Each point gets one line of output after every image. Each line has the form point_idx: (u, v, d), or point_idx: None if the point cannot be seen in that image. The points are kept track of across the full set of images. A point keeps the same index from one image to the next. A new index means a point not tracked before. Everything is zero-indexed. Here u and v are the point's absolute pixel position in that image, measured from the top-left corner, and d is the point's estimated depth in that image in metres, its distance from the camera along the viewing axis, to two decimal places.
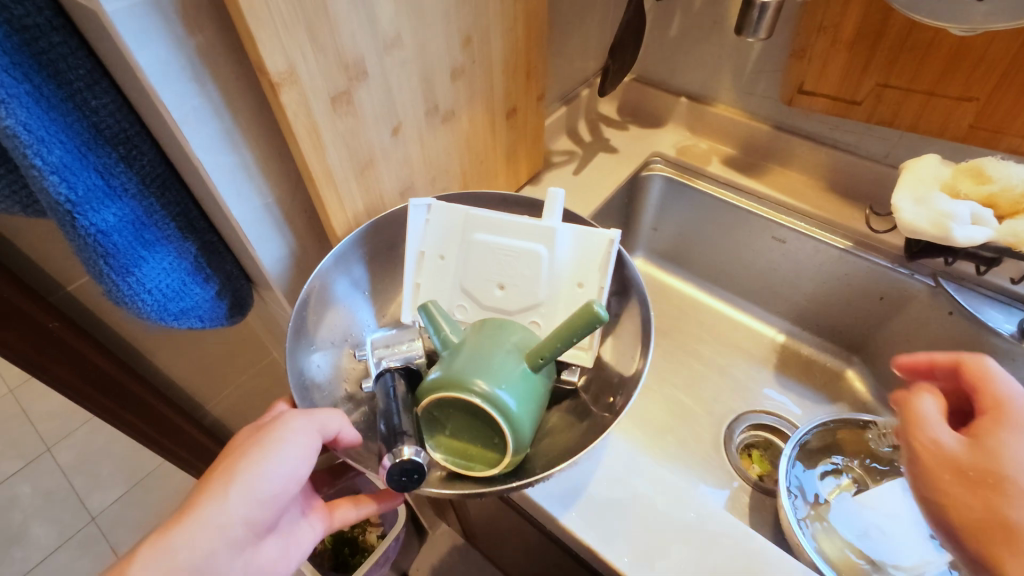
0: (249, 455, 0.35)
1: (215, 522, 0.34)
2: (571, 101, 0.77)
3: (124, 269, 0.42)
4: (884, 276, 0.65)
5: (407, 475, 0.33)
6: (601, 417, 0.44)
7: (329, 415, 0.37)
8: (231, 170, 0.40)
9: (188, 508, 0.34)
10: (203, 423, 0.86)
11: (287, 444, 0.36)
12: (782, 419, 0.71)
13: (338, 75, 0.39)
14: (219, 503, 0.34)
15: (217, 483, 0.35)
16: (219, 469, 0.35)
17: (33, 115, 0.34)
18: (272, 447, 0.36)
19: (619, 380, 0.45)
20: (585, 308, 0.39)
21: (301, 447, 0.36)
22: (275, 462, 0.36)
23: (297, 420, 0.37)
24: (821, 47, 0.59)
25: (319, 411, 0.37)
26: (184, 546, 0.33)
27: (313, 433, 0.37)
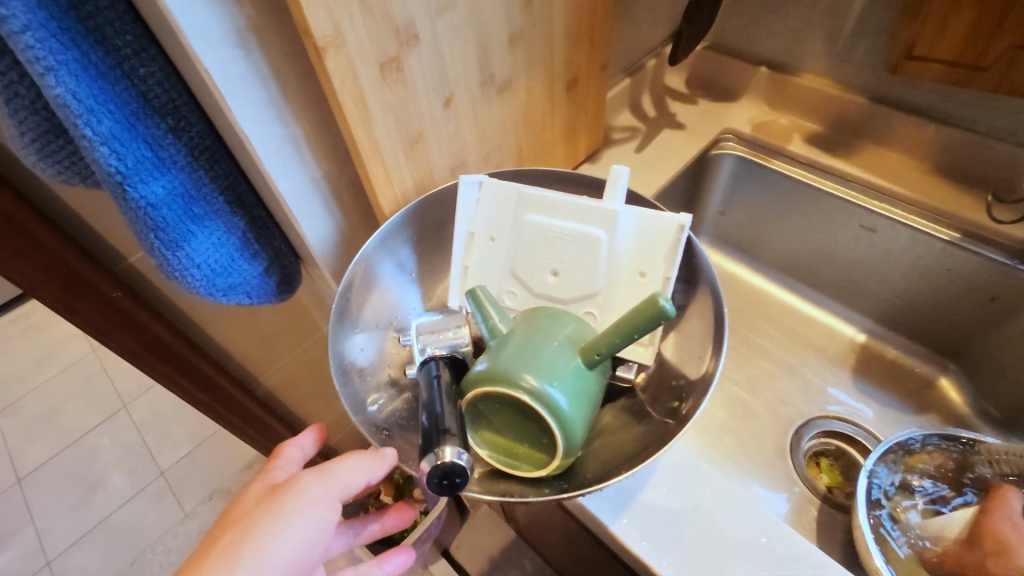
0: (264, 524, 0.34)
1: None
2: (636, 72, 0.71)
3: (173, 243, 0.41)
4: (997, 272, 0.56)
5: (447, 479, 0.30)
6: (661, 421, 0.40)
7: (349, 473, 0.36)
8: (277, 142, 0.38)
9: None
10: (257, 393, 0.88)
11: (300, 516, 0.34)
12: (860, 427, 0.64)
13: (387, 38, 0.36)
14: None
15: (227, 555, 0.32)
16: (222, 549, 0.33)
17: (81, 83, 0.33)
18: (285, 520, 0.34)
19: (685, 381, 0.41)
20: (650, 302, 0.35)
21: (314, 521, 0.35)
22: (285, 537, 0.34)
23: (316, 484, 0.36)
24: (940, 3, 0.50)
25: (336, 471, 0.36)
26: None
27: (333, 498, 0.36)
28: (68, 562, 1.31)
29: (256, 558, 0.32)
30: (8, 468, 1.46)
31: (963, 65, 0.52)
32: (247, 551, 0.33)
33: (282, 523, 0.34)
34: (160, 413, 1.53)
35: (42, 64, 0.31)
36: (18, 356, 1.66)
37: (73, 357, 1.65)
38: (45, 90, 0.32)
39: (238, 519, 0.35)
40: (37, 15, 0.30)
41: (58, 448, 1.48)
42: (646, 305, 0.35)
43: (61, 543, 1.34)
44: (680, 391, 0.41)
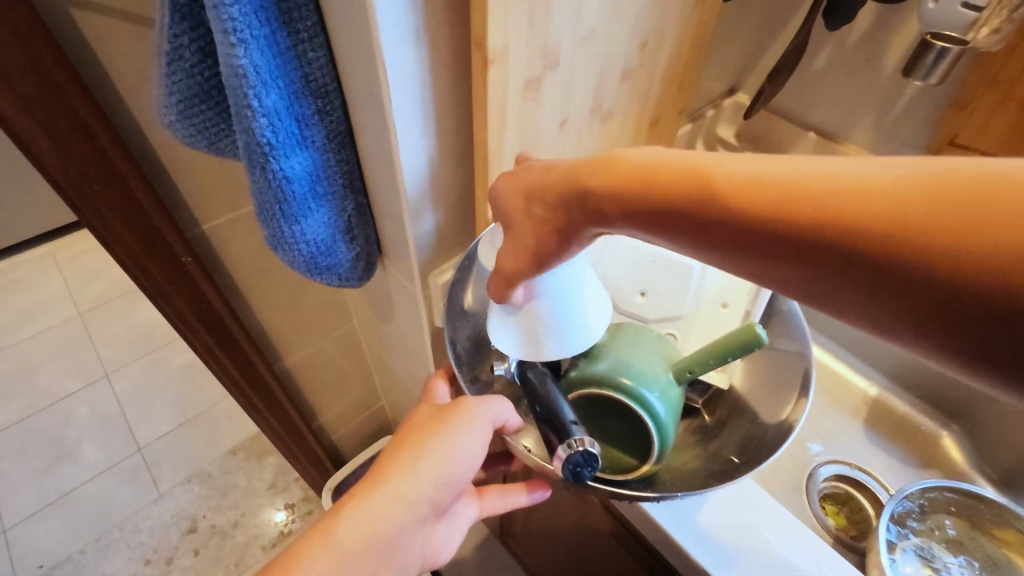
0: (440, 432, 0.35)
1: (408, 497, 0.33)
2: (696, 120, 0.76)
3: (294, 218, 0.43)
4: None
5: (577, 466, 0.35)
6: (737, 451, 0.43)
7: (504, 407, 0.36)
8: (415, 140, 0.41)
9: (380, 481, 0.33)
10: (279, 376, 0.88)
11: (467, 432, 0.35)
12: (869, 475, 0.68)
13: (538, 61, 0.40)
14: (412, 478, 0.33)
15: (409, 459, 0.34)
16: (406, 446, 0.35)
17: (263, 58, 0.35)
18: (457, 431, 0.35)
19: (760, 415, 0.44)
20: (745, 329, 0.39)
21: (480, 438, 0.35)
22: (458, 448, 0.35)
23: (478, 408, 0.36)
24: (988, 101, 0.57)
25: (493, 401, 0.36)
26: (378, 519, 0.32)
27: (495, 420, 0.36)
28: (27, 534, 1.25)
29: (439, 463, 0.34)
30: None
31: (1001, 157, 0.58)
32: (430, 454, 0.34)
33: (459, 434, 0.35)
34: (144, 386, 1.48)
35: (237, 36, 0.33)
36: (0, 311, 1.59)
37: (59, 318, 1.59)
38: (230, 59, 0.34)
39: (416, 425, 0.37)
40: None
41: (31, 411, 1.42)
42: (745, 330, 0.39)
43: (22, 511, 1.28)
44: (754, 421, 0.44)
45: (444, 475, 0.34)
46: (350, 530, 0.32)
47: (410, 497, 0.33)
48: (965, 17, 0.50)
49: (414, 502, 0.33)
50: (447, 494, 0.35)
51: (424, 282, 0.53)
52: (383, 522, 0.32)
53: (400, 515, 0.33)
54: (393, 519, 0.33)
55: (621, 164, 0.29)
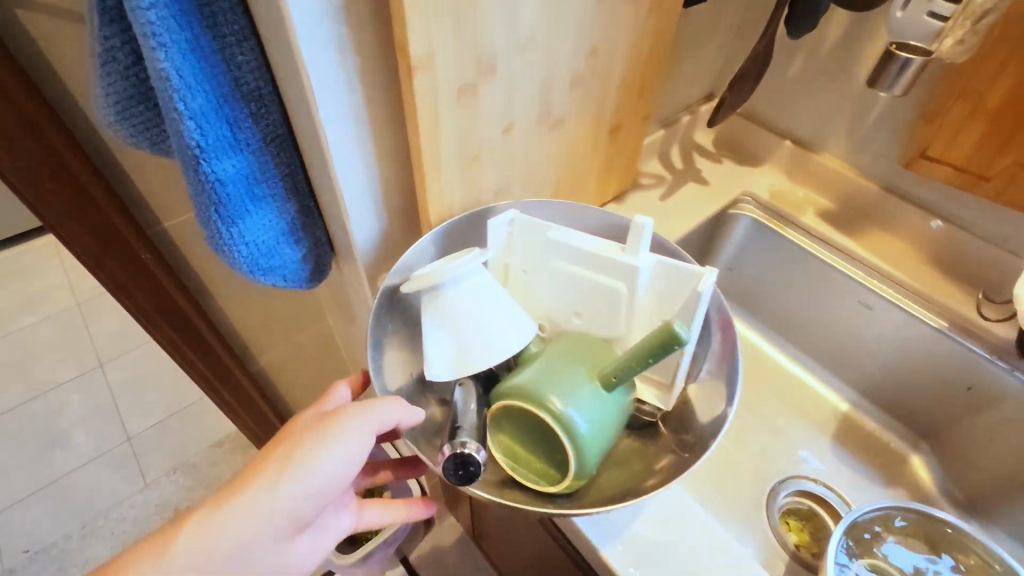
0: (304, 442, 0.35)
1: (263, 505, 0.33)
2: (670, 125, 0.75)
3: (230, 219, 0.43)
4: (979, 366, 0.60)
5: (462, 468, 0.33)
6: (677, 454, 0.42)
7: (386, 412, 0.37)
8: (348, 142, 0.41)
9: (239, 486, 0.34)
10: (252, 373, 0.90)
11: (339, 439, 0.35)
12: (832, 491, 0.67)
13: (471, 67, 0.40)
14: (270, 486, 0.34)
15: (273, 465, 0.34)
16: (276, 451, 0.35)
17: (187, 62, 0.35)
18: (326, 438, 0.35)
19: (700, 420, 0.43)
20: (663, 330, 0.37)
21: (353, 445, 0.36)
22: (326, 456, 0.35)
23: (355, 415, 0.36)
24: (957, 114, 0.56)
25: (372, 408, 0.37)
26: (229, 526, 0.33)
27: (370, 430, 0.37)
28: (15, 518, 1.28)
29: (297, 475, 0.34)
30: None
31: (970, 171, 0.57)
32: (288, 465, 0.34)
33: (321, 445, 0.35)
34: (136, 377, 1.51)
35: (155, 40, 0.33)
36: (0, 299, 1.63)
37: (57, 307, 1.62)
38: (152, 63, 0.34)
39: (296, 429, 0.37)
40: None
41: (24, 399, 1.45)
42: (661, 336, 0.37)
43: (12, 496, 1.31)
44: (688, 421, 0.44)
45: (306, 484, 0.34)
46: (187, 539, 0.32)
47: (260, 510, 0.33)
48: (932, 26, 0.51)
49: (265, 515, 0.33)
50: (307, 509, 0.35)
51: (372, 285, 0.53)
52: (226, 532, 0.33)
53: (253, 523, 0.33)
54: (243, 527, 0.33)
55: None
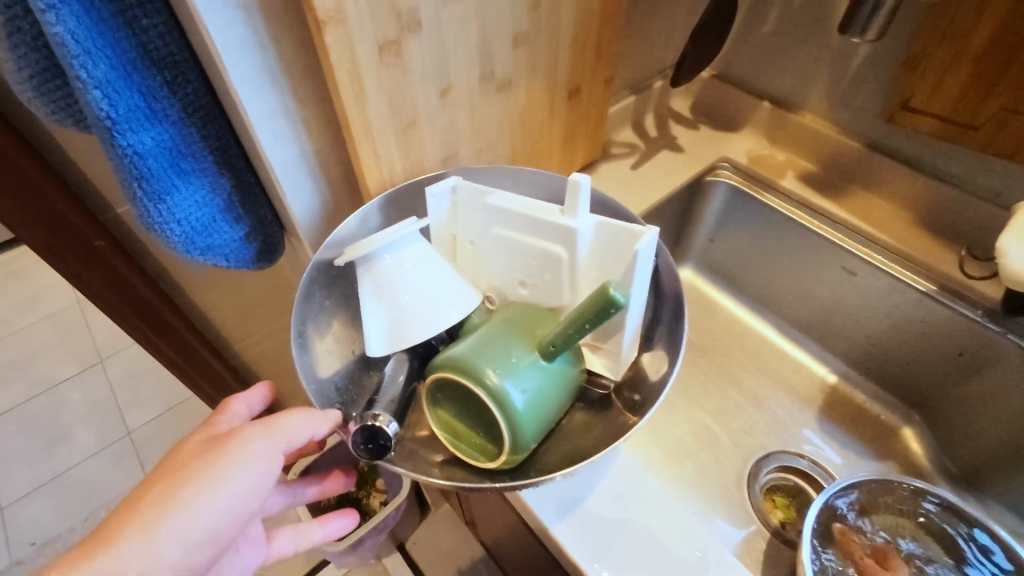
0: (197, 477, 0.33)
1: (148, 552, 0.31)
2: (641, 91, 0.72)
3: (156, 195, 0.42)
4: (969, 329, 0.56)
5: (372, 443, 0.31)
6: (623, 416, 0.40)
7: (294, 429, 0.37)
8: (269, 109, 0.39)
9: (114, 537, 0.31)
10: (230, 362, 0.89)
11: (240, 467, 0.35)
12: (817, 466, 0.64)
13: (390, 22, 0.37)
14: (158, 530, 0.32)
15: (161, 505, 0.32)
16: (165, 489, 0.33)
17: (82, 25, 0.33)
18: (229, 467, 0.34)
19: (649, 379, 0.41)
20: (599, 293, 0.34)
21: (257, 471, 0.35)
22: (226, 487, 0.34)
23: (258, 440, 0.36)
24: (940, 59, 0.52)
25: (280, 430, 0.36)
26: None
27: (277, 451, 0.36)
28: (20, 513, 1.30)
29: (190, 513, 0.33)
30: None
31: (955, 121, 0.53)
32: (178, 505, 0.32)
33: (218, 479, 0.34)
34: (135, 373, 1.52)
35: (44, 0, 0.32)
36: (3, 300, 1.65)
37: (58, 306, 1.64)
38: (44, 27, 0.33)
39: (185, 461, 0.35)
40: None
41: (28, 397, 1.47)
42: (598, 298, 0.34)
43: (18, 491, 1.33)
44: (640, 387, 0.41)
45: (201, 522, 0.33)
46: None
47: (141, 561, 0.31)
48: None
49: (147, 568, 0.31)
50: (199, 549, 0.33)
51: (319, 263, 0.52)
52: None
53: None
54: None
55: None
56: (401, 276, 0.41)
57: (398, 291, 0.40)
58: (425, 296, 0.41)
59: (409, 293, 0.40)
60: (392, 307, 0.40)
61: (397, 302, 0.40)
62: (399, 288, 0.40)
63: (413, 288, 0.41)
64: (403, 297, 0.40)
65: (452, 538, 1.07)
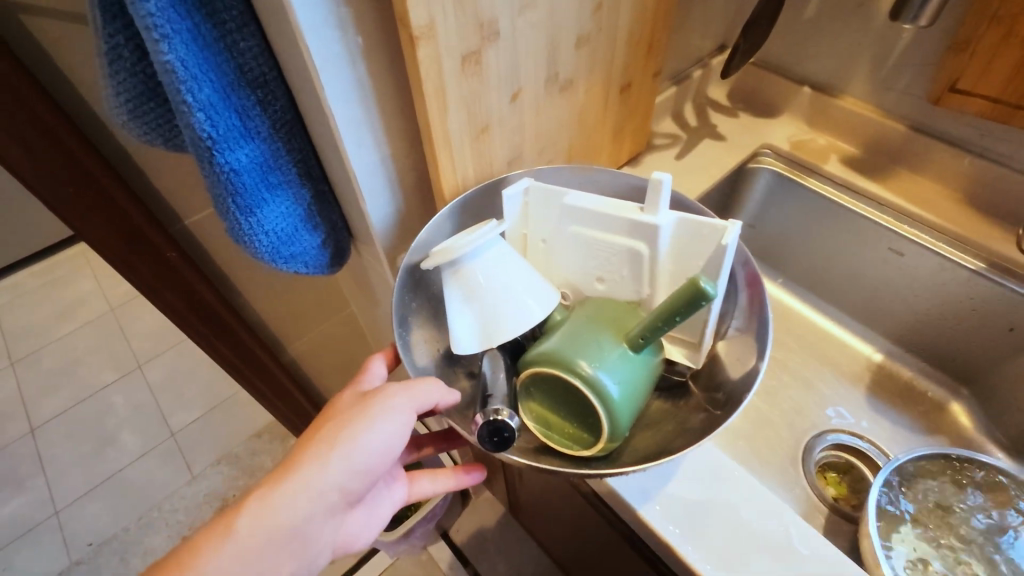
0: (347, 430, 0.38)
1: (315, 483, 0.37)
2: (681, 81, 0.73)
3: (249, 209, 0.44)
4: (1022, 305, 0.58)
5: (497, 437, 0.36)
6: (708, 411, 0.42)
7: (427, 391, 0.39)
8: (356, 122, 0.41)
9: (290, 468, 0.37)
10: (283, 362, 0.92)
11: (381, 419, 0.38)
12: (874, 446, 0.65)
13: (473, 33, 0.39)
14: (320, 467, 0.37)
15: (321, 447, 0.37)
16: (323, 433, 0.38)
17: (190, 52, 0.35)
18: (372, 419, 0.38)
19: (730, 376, 0.42)
20: (689, 285, 0.36)
21: (395, 424, 0.39)
22: (371, 435, 0.38)
23: (396, 396, 0.39)
24: (989, 41, 0.53)
25: (414, 389, 0.39)
26: (285, 504, 0.37)
27: (412, 407, 0.39)
28: (77, 514, 1.35)
29: (344, 455, 0.37)
30: (23, 417, 1.49)
31: (1005, 102, 0.54)
32: (333, 455, 0.37)
33: (365, 429, 0.38)
34: (174, 376, 1.56)
35: (158, 31, 0.33)
36: (40, 310, 1.69)
37: (93, 314, 1.68)
38: (156, 56, 0.34)
39: (338, 411, 0.40)
40: None
41: (74, 402, 1.51)
42: (688, 291, 0.36)
43: (71, 494, 1.37)
44: (721, 382, 0.43)
45: (353, 464, 0.38)
46: (248, 522, 0.36)
47: (312, 489, 0.37)
48: None
49: (318, 494, 0.37)
50: (354, 483, 0.39)
51: (392, 264, 0.54)
52: (282, 513, 0.37)
53: (306, 501, 0.37)
54: (296, 505, 0.37)
55: None
56: (488, 274, 0.43)
57: (485, 288, 0.42)
58: (510, 295, 0.43)
59: (495, 289, 0.42)
60: (479, 303, 0.42)
61: (484, 300, 0.42)
62: (485, 285, 0.42)
63: (498, 285, 0.42)
64: (491, 293, 0.42)
65: (496, 524, 1.10)
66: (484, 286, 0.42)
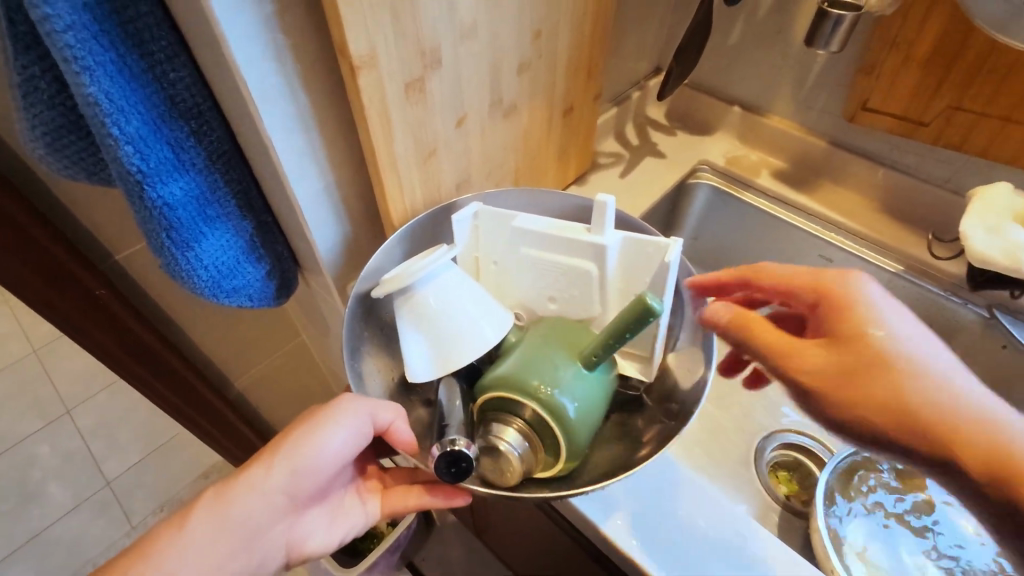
0: (297, 435, 0.41)
1: (263, 479, 0.41)
2: (621, 103, 0.76)
3: (185, 243, 0.42)
4: (937, 304, 0.63)
5: (455, 467, 0.36)
6: (663, 421, 0.43)
7: (377, 405, 0.40)
8: (297, 152, 0.40)
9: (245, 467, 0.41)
10: (229, 398, 0.87)
11: (329, 427, 0.40)
12: (820, 443, 0.68)
13: (415, 62, 0.39)
14: (268, 465, 0.40)
15: (271, 449, 0.41)
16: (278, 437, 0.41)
17: (116, 84, 0.33)
18: (320, 426, 0.40)
19: (681, 386, 0.44)
20: (637, 301, 0.37)
21: (344, 432, 0.41)
22: (318, 440, 0.41)
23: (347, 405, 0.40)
24: (893, 63, 0.58)
25: (368, 400, 0.40)
26: (237, 499, 0.40)
27: (362, 418, 0.40)
28: None
29: (291, 457, 0.40)
30: None
31: (909, 118, 0.60)
32: (281, 456, 0.40)
33: (312, 435, 0.41)
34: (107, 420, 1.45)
35: (78, 64, 0.31)
36: None
37: None
38: (77, 88, 0.32)
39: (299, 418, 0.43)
40: (81, 17, 0.30)
41: None
42: (635, 307, 0.37)
43: None
44: (672, 394, 0.45)
45: (299, 464, 0.41)
46: (201, 513, 0.40)
47: (261, 484, 0.41)
48: None
49: (267, 489, 0.41)
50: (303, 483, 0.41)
51: (342, 291, 0.52)
52: (234, 505, 0.40)
53: (256, 495, 0.41)
54: (246, 500, 0.40)
55: (879, 392, 0.36)
56: (439, 298, 0.42)
57: (435, 311, 0.42)
58: (462, 318, 0.42)
59: (447, 312, 0.42)
60: (431, 327, 0.42)
61: (436, 324, 0.42)
62: (437, 308, 0.42)
63: (450, 309, 0.42)
64: (443, 316, 0.42)
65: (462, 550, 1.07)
66: (435, 310, 0.42)
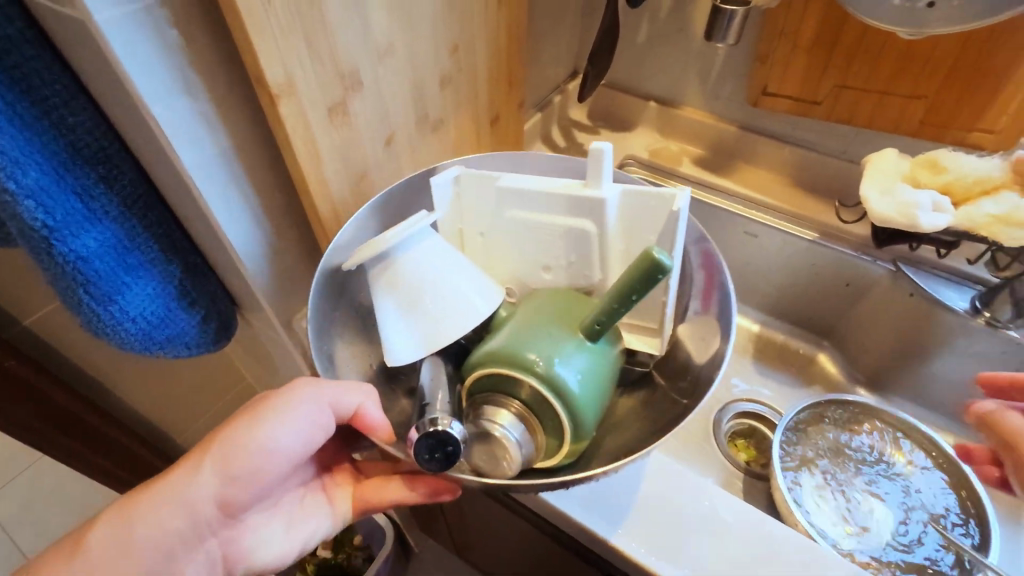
0: (234, 432, 0.39)
1: (191, 481, 0.39)
2: (545, 108, 0.78)
3: (105, 297, 0.39)
4: (852, 264, 0.68)
5: (440, 451, 0.35)
6: (678, 399, 0.44)
7: (336, 389, 0.38)
8: (219, 186, 0.39)
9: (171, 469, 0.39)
10: (172, 457, 0.81)
11: (270, 419, 0.39)
12: (767, 407, 0.73)
13: (335, 85, 0.38)
14: (197, 464, 0.39)
15: (202, 448, 0.39)
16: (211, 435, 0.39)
17: (6, 134, 0.31)
18: (260, 420, 0.39)
19: (697, 360, 0.45)
20: (644, 258, 0.36)
21: (293, 424, 0.39)
22: (257, 436, 0.39)
23: (300, 391, 0.39)
24: (783, 51, 0.63)
25: (327, 384, 0.38)
26: (159, 505, 0.39)
27: (320, 402, 0.39)
28: None
29: (223, 455, 0.39)
30: None
31: (804, 99, 0.65)
32: (211, 455, 0.39)
33: (250, 430, 0.39)
34: None
35: None
36: None
37: None
38: None
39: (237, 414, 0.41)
40: None
41: None
42: (637, 264, 0.37)
43: None
44: (688, 372, 0.45)
45: (231, 463, 0.39)
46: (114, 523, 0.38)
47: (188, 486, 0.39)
48: None
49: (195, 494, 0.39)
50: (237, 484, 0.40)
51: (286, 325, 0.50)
52: (157, 512, 0.39)
53: (183, 500, 0.39)
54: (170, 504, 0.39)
55: None
56: (418, 272, 0.42)
57: (416, 288, 0.41)
58: (445, 290, 0.42)
59: (429, 286, 0.42)
60: (413, 303, 0.41)
61: (418, 300, 0.41)
62: (418, 283, 0.41)
63: (431, 282, 0.42)
64: (426, 290, 0.41)
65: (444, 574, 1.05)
66: (415, 287, 0.41)
